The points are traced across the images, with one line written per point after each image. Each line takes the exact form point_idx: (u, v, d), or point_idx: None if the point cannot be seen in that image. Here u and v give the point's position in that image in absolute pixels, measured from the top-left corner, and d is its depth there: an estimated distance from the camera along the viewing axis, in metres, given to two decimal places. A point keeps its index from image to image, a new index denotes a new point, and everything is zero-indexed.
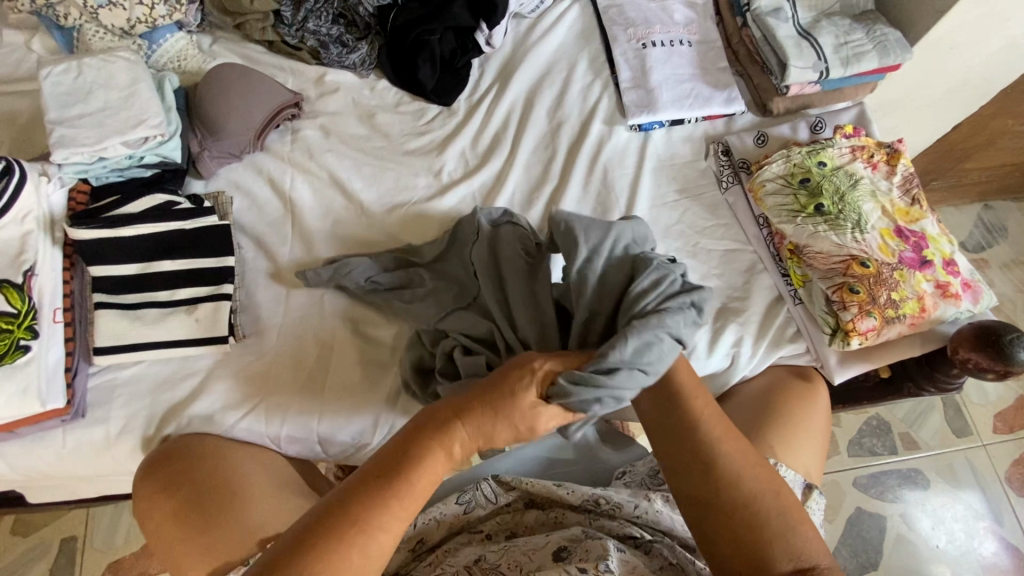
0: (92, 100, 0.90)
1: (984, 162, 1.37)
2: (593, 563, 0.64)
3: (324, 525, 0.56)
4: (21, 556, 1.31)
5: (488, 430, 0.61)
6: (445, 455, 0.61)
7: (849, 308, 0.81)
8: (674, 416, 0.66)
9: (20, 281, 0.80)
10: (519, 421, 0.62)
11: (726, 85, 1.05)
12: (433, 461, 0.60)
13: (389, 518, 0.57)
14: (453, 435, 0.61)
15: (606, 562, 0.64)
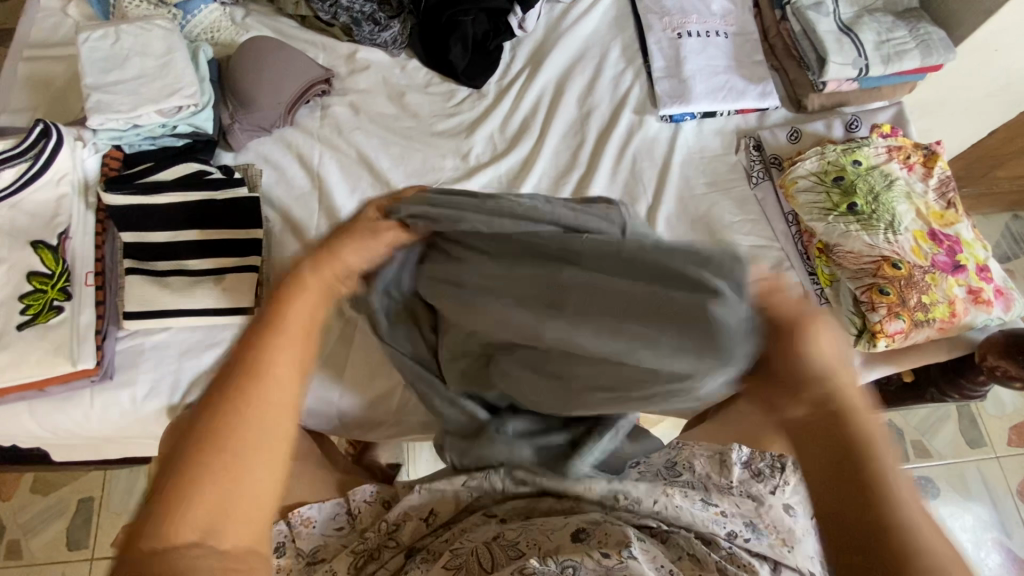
0: (128, 67, 0.91)
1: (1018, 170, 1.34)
2: (615, 549, 0.65)
3: (181, 444, 0.47)
4: (39, 513, 1.34)
5: (333, 247, 0.57)
6: (312, 285, 0.55)
7: (878, 309, 0.79)
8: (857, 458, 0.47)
9: (54, 242, 0.82)
10: (376, 229, 0.59)
11: (762, 78, 1.03)
12: (297, 299, 0.53)
13: (273, 368, 0.50)
14: (298, 271, 0.55)
15: (628, 548, 0.65)
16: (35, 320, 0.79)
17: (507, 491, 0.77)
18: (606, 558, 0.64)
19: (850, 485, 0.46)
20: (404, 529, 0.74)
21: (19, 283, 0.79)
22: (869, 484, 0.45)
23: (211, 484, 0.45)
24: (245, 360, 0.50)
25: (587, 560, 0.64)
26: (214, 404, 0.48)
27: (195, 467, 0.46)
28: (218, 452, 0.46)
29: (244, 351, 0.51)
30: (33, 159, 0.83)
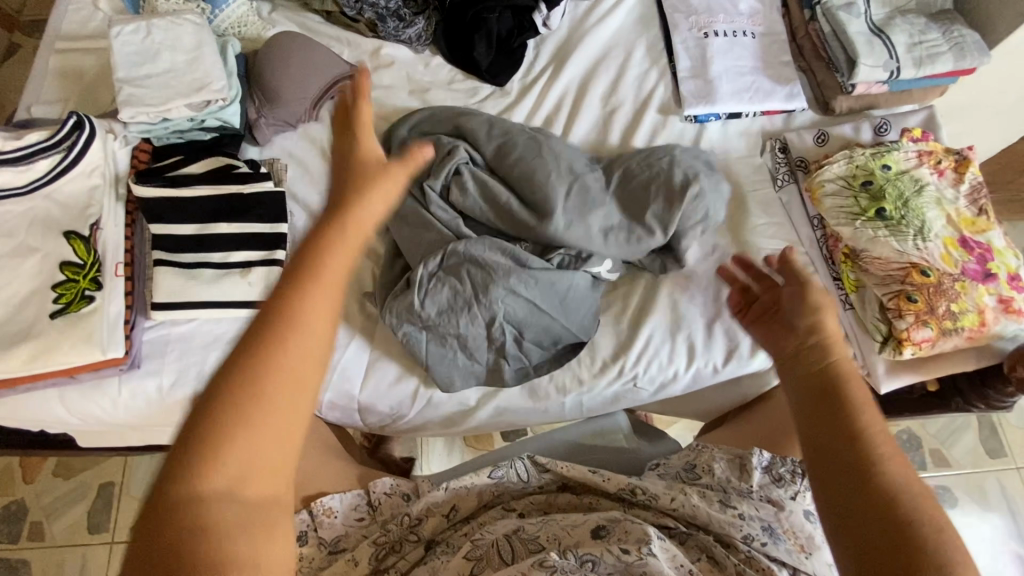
0: (160, 61, 0.92)
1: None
2: (635, 545, 0.65)
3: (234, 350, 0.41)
4: (62, 496, 1.38)
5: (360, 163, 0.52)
6: (385, 180, 0.51)
7: (906, 316, 0.78)
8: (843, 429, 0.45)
9: (86, 233, 0.83)
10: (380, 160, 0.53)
11: (789, 80, 1.02)
12: (370, 194, 0.50)
13: (331, 255, 0.45)
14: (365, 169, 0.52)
15: (648, 545, 0.64)
16: (67, 309, 0.80)
17: (526, 485, 0.79)
18: (626, 554, 0.64)
19: (831, 400, 0.47)
20: (427, 524, 0.74)
21: (52, 273, 0.81)
22: (854, 407, 0.46)
23: (258, 431, 0.39)
24: (293, 281, 0.43)
25: (607, 556, 0.64)
26: (257, 335, 0.41)
27: (252, 364, 0.40)
28: (266, 397, 0.40)
29: (291, 273, 0.43)
30: (66, 150, 0.84)
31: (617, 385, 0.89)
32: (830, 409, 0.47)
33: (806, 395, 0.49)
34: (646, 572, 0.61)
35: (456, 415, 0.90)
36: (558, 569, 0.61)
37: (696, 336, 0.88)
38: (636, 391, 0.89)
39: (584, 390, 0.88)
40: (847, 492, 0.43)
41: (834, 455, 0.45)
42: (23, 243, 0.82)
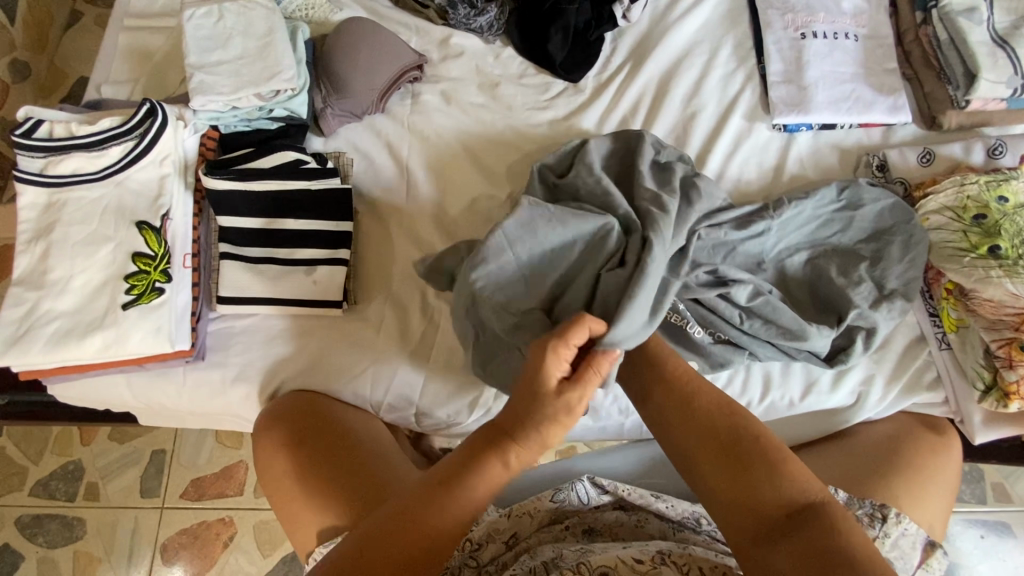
0: (231, 47, 0.90)
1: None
2: (648, 554, 0.67)
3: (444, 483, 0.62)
4: (117, 460, 1.43)
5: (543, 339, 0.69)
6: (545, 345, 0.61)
7: (1017, 368, 0.72)
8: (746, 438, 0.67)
9: (158, 224, 0.83)
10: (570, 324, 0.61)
11: (893, 90, 0.93)
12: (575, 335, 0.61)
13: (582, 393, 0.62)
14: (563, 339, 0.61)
15: (661, 555, 0.67)
16: (139, 300, 0.80)
17: (584, 506, 0.77)
18: (639, 564, 0.66)
19: (739, 459, 0.66)
20: (485, 550, 0.73)
21: (124, 264, 0.81)
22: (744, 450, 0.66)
23: (431, 529, 0.60)
24: (485, 439, 0.64)
25: (622, 566, 0.66)
26: (451, 477, 0.63)
27: (479, 444, 0.64)
28: (441, 506, 0.61)
29: (495, 436, 0.64)
30: (139, 137, 0.83)
31: None
32: (718, 444, 0.68)
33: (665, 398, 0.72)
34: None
35: None
36: None
37: (773, 368, 0.83)
38: None
39: None
40: (755, 498, 0.64)
41: (737, 478, 0.65)
42: (97, 231, 0.82)
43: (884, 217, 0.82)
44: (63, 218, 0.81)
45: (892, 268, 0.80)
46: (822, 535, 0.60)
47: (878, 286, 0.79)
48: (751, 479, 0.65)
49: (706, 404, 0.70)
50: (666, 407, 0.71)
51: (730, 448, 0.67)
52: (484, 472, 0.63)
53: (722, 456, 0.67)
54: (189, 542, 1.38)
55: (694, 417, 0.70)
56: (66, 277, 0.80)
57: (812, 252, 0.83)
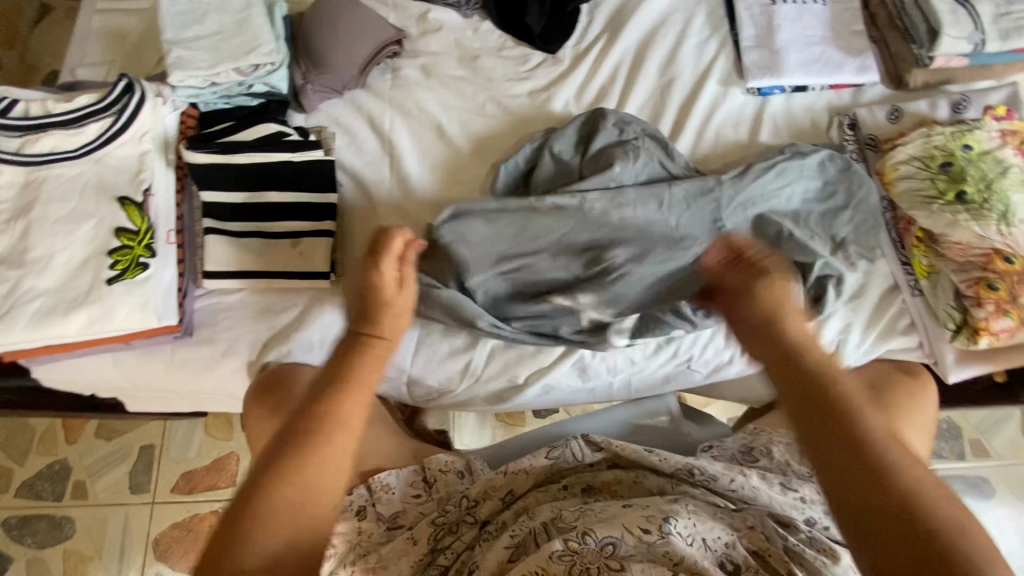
0: (208, 22, 0.89)
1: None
2: (654, 522, 0.65)
3: (303, 424, 0.56)
4: (105, 456, 1.41)
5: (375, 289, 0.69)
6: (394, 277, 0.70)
7: (985, 305, 0.75)
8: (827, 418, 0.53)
9: (139, 199, 0.82)
10: (392, 258, 0.70)
11: (860, 51, 0.96)
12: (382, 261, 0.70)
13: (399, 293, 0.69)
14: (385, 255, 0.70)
15: (668, 521, 0.65)
16: (124, 275, 0.79)
17: (579, 463, 0.78)
18: (646, 533, 0.64)
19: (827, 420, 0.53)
20: (483, 507, 0.74)
21: (107, 239, 0.80)
22: (846, 408, 0.53)
23: (309, 469, 0.54)
24: (343, 368, 0.62)
25: (628, 537, 0.64)
26: (314, 411, 0.57)
27: (345, 353, 0.63)
28: (306, 448, 0.55)
29: (358, 347, 0.64)
30: (118, 114, 0.83)
31: (669, 366, 0.88)
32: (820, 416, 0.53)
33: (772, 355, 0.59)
34: (668, 552, 0.62)
35: (504, 393, 0.89)
36: (577, 563, 0.62)
37: None
38: (687, 372, 0.88)
39: (633, 369, 0.88)
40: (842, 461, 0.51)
41: (830, 452, 0.52)
42: (77, 208, 0.81)
43: (825, 168, 0.85)
44: (43, 196, 0.81)
45: (842, 222, 0.84)
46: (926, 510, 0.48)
47: (831, 238, 0.84)
48: (842, 442, 0.52)
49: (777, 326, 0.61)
50: (778, 371, 0.58)
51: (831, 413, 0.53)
52: (355, 374, 0.61)
53: (815, 422, 0.53)
54: (183, 535, 1.37)
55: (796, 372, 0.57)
56: (48, 255, 0.79)
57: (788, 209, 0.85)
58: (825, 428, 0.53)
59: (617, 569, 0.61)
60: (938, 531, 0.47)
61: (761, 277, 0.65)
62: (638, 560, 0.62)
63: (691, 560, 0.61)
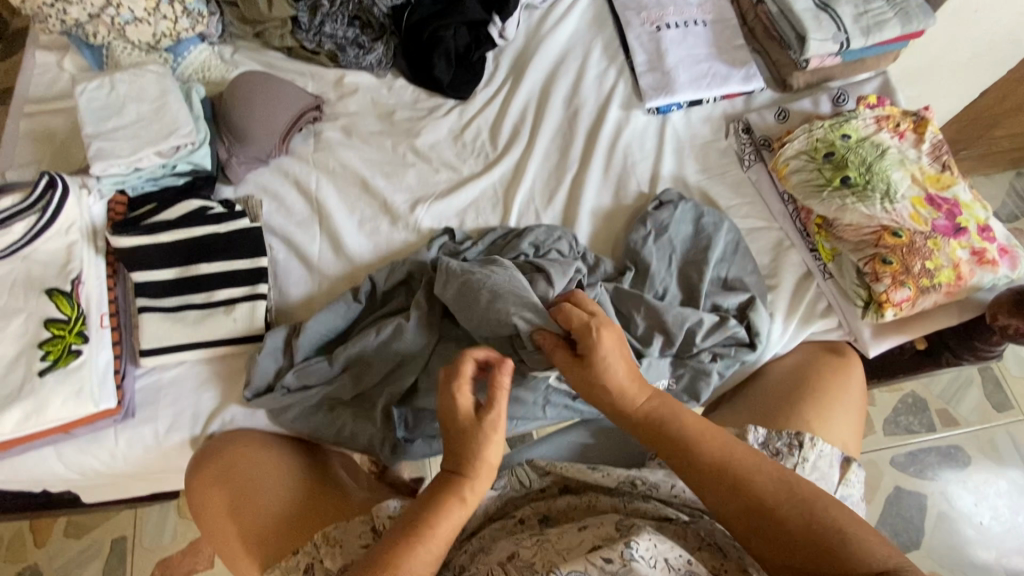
0: (126, 113, 0.94)
1: (1006, 107, 1.36)
2: (618, 553, 0.62)
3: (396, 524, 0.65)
4: (74, 558, 1.28)
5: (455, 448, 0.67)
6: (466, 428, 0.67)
7: (883, 279, 0.79)
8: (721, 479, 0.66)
9: (68, 289, 0.84)
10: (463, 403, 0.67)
11: (744, 62, 1.04)
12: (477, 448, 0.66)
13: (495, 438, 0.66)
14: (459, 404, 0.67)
15: (632, 549, 0.62)
16: (56, 365, 0.80)
17: (527, 490, 0.80)
18: (608, 563, 0.61)
19: (731, 486, 0.65)
20: None
21: (38, 331, 0.81)
22: (694, 450, 0.68)
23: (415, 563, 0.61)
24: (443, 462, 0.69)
25: (591, 568, 0.61)
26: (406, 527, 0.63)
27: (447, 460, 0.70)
28: (420, 542, 0.62)
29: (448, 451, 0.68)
30: (42, 211, 0.85)
31: None
32: (727, 487, 0.65)
33: (663, 446, 0.69)
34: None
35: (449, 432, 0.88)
36: None
37: None
38: None
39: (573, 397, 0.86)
40: (748, 496, 0.64)
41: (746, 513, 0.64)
42: (8, 304, 0.83)
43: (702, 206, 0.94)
44: None
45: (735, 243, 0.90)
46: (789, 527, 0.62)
47: (730, 258, 0.89)
48: (739, 496, 0.64)
49: (697, 447, 0.68)
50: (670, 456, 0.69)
51: (737, 489, 0.65)
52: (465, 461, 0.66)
53: (715, 492, 0.66)
54: None
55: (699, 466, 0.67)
56: None
57: (696, 230, 0.90)
58: (708, 485, 0.66)
59: None
60: (767, 496, 0.64)
61: (592, 332, 0.70)
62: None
63: None
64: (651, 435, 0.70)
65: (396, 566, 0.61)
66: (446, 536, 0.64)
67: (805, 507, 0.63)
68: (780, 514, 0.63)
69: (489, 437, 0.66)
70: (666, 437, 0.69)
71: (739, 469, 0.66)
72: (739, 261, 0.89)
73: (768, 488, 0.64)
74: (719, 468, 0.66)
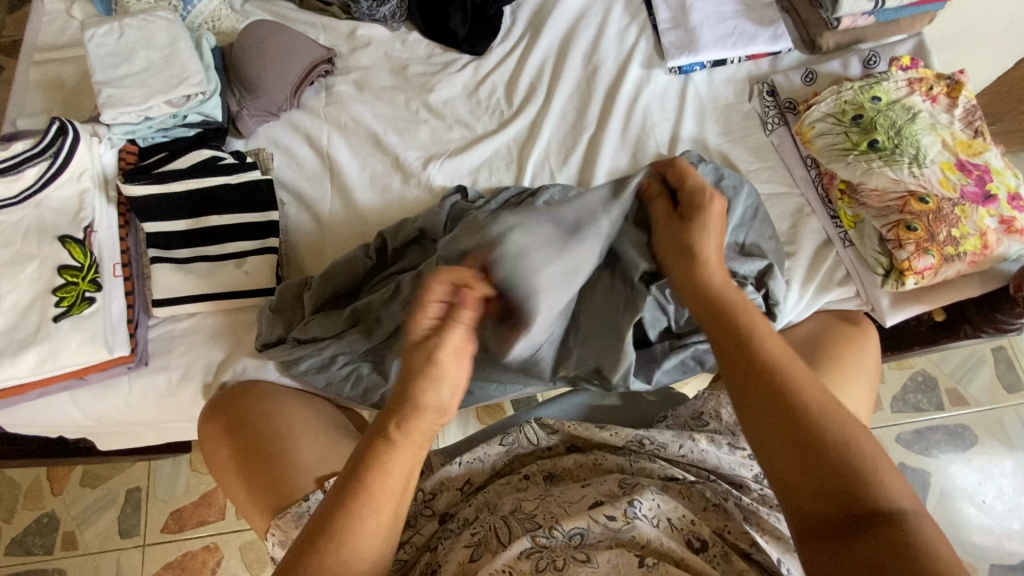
0: (136, 60, 0.92)
1: None
2: (621, 511, 0.63)
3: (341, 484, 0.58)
4: (90, 505, 1.31)
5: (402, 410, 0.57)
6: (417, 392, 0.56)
7: (906, 246, 0.77)
8: (774, 393, 0.57)
9: (81, 236, 0.84)
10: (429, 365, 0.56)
11: (772, 21, 1.00)
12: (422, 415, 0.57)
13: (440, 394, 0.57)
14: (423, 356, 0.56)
15: (633, 508, 0.63)
16: (70, 311, 0.81)
17: (535, 447, 0.80)
18: (612, 521, 0.63)
19: (783, 407, 0.56)
20: (440, 498, 0.76)
21: (52, 278, 0.82)
22: (755, 355, 0.59)
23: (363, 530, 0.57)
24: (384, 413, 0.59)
25: (594, 525, 0.63)
26: (350, 493, 0.57)
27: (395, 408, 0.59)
28: (364, 507, 0.57)
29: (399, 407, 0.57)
30: (53, 157, 0.84)
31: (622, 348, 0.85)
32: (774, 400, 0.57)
33: (724, 346, 0.61)
34: (635, 536, 0.62)
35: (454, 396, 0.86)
36: (545, 558, 0.61)
37: None
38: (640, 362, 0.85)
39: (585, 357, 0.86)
40: (800, 417, 0.55)
41: (789, 436, 0.55)
42: (21, 251, 0.83)
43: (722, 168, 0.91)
44: None
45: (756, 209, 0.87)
46: (832, 474, 0.53)
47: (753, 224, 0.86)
48: (785, 418, 0.56)
49: (762, 359, 0.59)
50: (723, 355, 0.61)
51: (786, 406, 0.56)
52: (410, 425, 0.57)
53: (760, 402, 0.57)
54: None
55: (755, 367, 0.59)
56: None
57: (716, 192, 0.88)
58: (763, 389, 0.58)
59: (584, 562, 0.60)
60: (821, 434, 0.54)
61: (706, 197, 0.67)
62: (604, 548, 0.61)
63: (657, 543, 0.61)
64: (712, 319, 0.63)
65: (346, 532, 0.56)
66: (406, 466, 0.59)
67: (860, 477, 0.53)
68: (822, 445, 0.54)
69: (432, 387, 0.56)
70: (731, 334, 0.61)
71: (804, 399, 0.56)
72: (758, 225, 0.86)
73: (826, 424, 0.55)
74: (782, 386, 0.57)
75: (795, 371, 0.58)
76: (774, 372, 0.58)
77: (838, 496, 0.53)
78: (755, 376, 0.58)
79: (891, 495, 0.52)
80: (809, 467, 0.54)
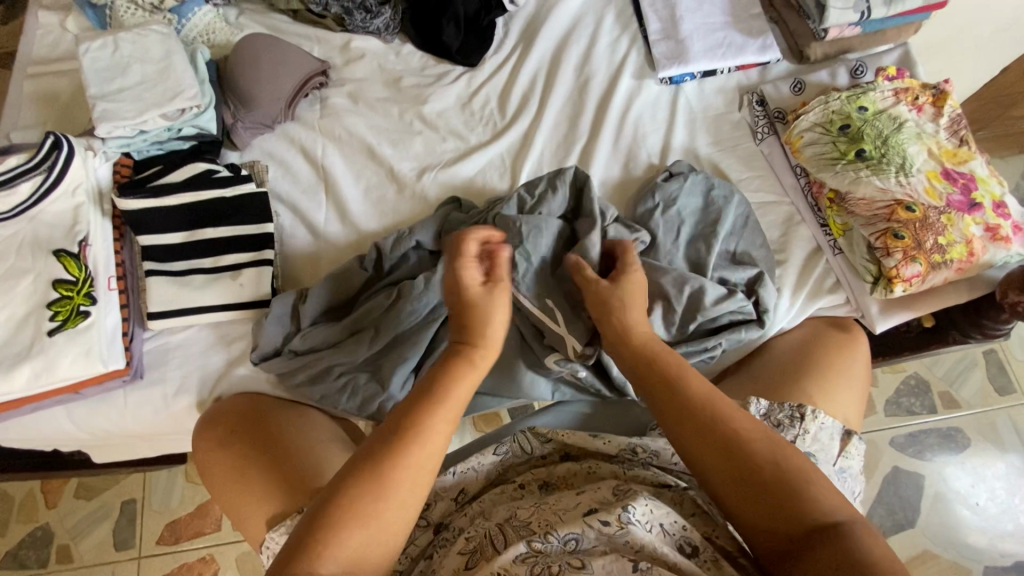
0: (131, 74, 0.92)
1: None
2: (615, 516, 0.63)
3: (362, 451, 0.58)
4: (85, 517, 1.31)
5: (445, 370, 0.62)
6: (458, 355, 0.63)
7: (894, 254, 0.78)
8: (715, 434, 0.59)
9: (75, 250, 0.84)
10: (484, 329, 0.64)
11: (760, 32, 1.01)
12: (459, 378, 0.62)
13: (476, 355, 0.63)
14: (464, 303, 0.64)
15: (628, 512, 0.63)
16: (65, 325, 0.81)
17: (529, 456, 0.80)
18: (607, 526, 0.63)
19: (729, 447, 0.59)
20: (435, 508, 0.76)
21: (46, 292, 0.82)
22: (692, 401, 0.62)
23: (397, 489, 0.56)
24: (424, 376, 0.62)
25: (588, 531, 0.64)
26: (385, 453, 0.57)
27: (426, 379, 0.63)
28: (397, 472, 0.56)
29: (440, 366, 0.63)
30: (47, 171, 0.85)
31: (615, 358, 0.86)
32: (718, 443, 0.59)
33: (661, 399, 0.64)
34: (629, 541, 0.62)
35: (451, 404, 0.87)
36: (540, 563, 0.61)
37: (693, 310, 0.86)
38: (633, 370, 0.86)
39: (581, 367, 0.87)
40: (745, 455, 0.58)
41: (739, 472, 0.58)
42: (15, 265, 0.83)
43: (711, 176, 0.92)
44: None
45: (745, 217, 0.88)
46: (786, 507, 0.55)
47: (741, 232, 0.88)
48: (729, 456, 0.58)
49: (700, 400, 0.62)
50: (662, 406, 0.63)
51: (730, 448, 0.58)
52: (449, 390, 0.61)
53: (708, 451, 0.59)
54: None
55: (694, 418, 0.61)
56: None
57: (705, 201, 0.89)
58: (706, 438, 0.60)
59: (580, 567, 0.59)
60: (761, 460, 0.58)
61: (624, 265, 0.74)
62: (599, 554, 0.61)
63: (651, 547, 0.61)
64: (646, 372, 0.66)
65: (372, 493, 0.55)
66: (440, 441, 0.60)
67: (802, 491, 0.56)
68: (769, 478, 0.57)
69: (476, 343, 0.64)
70: (666, 385, 0.64)
71: (745, 438, 0.59)
72: (749, 233, 0.88)
73: (761, 449, 0.58)
74: (724, 428, 0.59)
75: (725, 403, 0.62)
76: (709, 411, 0.61)
77: (792, 526, 0.55)
78: (696, 423, 0.61)
79: (828, 508, 0.55)
80: (759, 496, 0.56)
